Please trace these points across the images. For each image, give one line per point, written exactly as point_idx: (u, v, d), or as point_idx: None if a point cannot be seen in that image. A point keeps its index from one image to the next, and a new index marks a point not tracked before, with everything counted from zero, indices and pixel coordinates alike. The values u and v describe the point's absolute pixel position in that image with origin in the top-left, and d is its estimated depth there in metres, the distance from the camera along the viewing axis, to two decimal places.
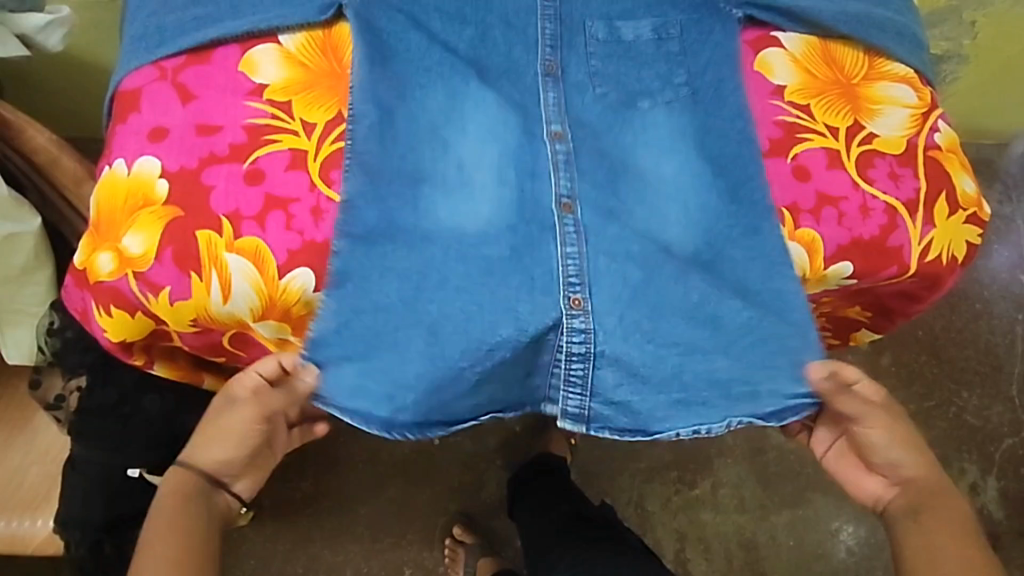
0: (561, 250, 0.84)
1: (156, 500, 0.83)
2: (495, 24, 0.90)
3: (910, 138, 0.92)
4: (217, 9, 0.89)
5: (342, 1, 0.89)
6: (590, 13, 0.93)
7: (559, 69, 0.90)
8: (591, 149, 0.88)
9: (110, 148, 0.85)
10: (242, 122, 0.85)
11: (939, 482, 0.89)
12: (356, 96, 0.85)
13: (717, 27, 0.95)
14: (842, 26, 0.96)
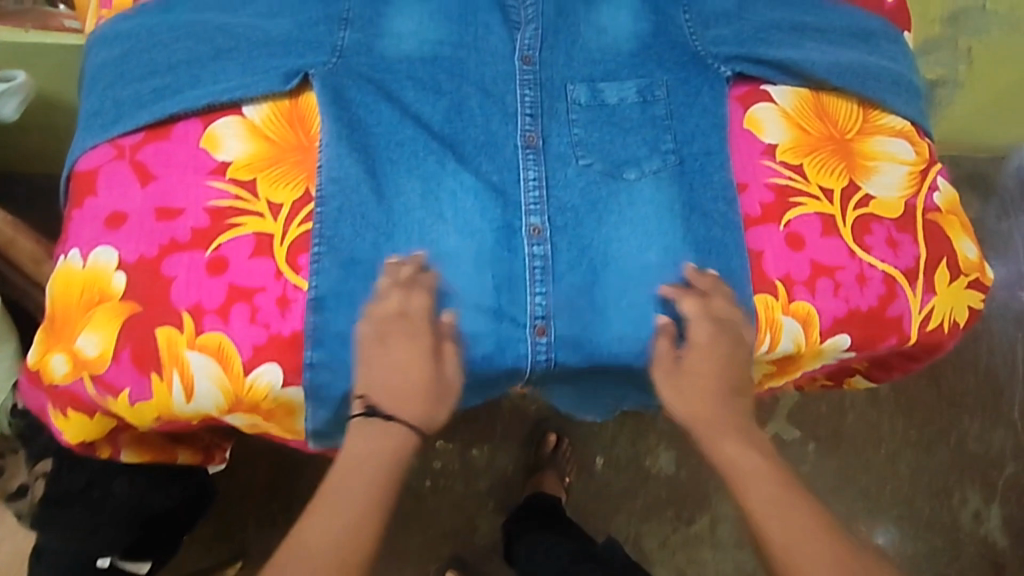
0: (532, 354, 0.80)
1: (374, 433, 0.76)
2: (472, 93, 0.88)
3: (908, 200, 0.88)
4: (176, 79, 0.85)
5: (308, 70, 0.86)
6: (571, 77, 0.91)
7: (539, 141, 0.87)
8: (570, 234, 0.83)
9: (65, 234, 0.81)
10: (204, 205, 0.80)
11: (724, 422, 0.81)
12: (324, 174, 0.82)
13: (704, 87, 0.91)
14: (836, 79, 0.91)
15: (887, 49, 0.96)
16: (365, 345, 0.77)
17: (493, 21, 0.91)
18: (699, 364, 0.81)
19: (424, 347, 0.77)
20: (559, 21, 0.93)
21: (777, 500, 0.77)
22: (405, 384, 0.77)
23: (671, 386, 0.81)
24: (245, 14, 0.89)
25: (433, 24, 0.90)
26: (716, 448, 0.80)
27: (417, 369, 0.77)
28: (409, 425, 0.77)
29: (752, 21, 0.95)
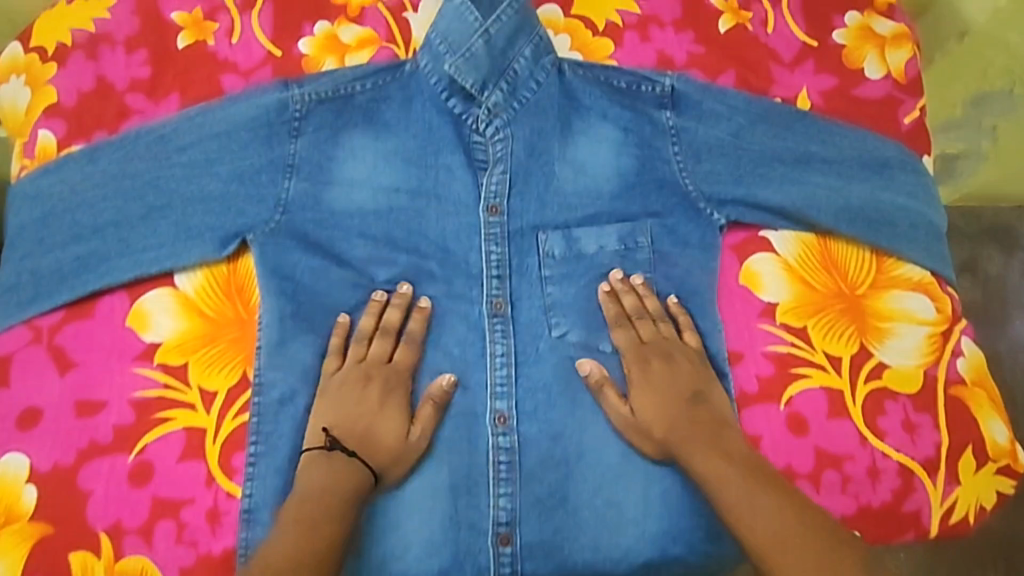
0: (495, 558, 0.73)
1: (334, 470, 0.69)
2: (430, 252, 0.82)
3: (926, 370, 0.78)
4: (103, 244, 0.78)
5: (245, 235, 0.78)
6: (544, 224, 0.85)
7: (507, 307, 0.81)
8: (541, 420, 0.77)
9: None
10: (128, 395, 0.72)
11: (674, 420, 0.73)
12: (262, 357, 0.74)
13: (693, 233, 0.84)
14: (845, 226, 0.82)
15: (904, 184, 0.86)
16: (327, 386, 0.74)
17: (456, 164, 0.86)
18: (656, 371, 0.76)
19: (398, 402, 0.74)
20: (529, 162, 0.86)
21: (770, 506, 0.66)
22: (363, 430, 0.72)
23: (640, 390, 0.75)
24: (181, 165, 0.81)
25: (389, 167, 0.84)
26: (688, 453, 0.71)
27: (374, 412, 0.73)
28: (372, 471, 0.70)
29: (750, 153, 0.85)
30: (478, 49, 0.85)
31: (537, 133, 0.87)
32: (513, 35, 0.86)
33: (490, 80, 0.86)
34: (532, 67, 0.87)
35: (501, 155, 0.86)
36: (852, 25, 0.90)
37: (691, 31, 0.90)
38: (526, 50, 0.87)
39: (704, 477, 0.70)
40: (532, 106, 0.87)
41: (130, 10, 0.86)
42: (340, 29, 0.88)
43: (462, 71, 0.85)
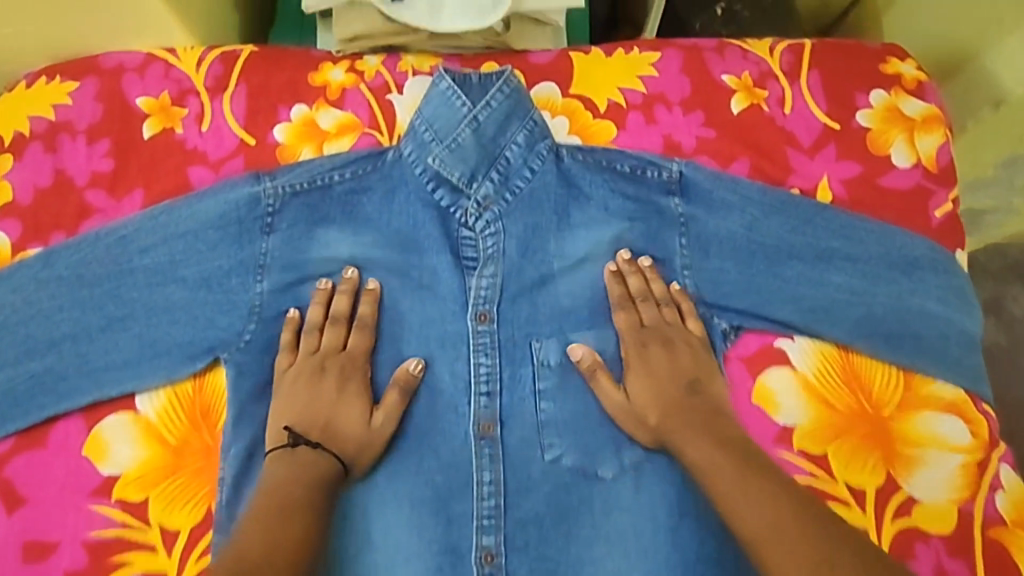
0: None
1: (304, 463, 0.68)
2: (415, 363, 0.76)
3: (960, 506, 0.71)
4: (60, 360, 0.73)
5: (216, 352, 0.73)
6: (538, 330, 0.78)
7: (496, 428, 0.75)
8: (532, 555, 0.72)
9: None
10: (83, 537, 0.69)
11: (673, 404, 0.72)
12: (225, 491, 0.70)
13: (698, 339, 0.76)
14: (864, 341, 0.76)
15: (934, 289, 0.78)
16: (281, 383, 0.73)
17: (442, 265, 0.79)
18: (655, 356, 0.75)
19: (355, 389, 0.74)
20: (522, 262, 0.79)
21: (766, 494, 0.63)
22: (323, 421, 0.72)
23: (638, 376, 0.75)
24: (142, 270, 0.75)
25: (369, 268, 0.78)
26: (682, 441, 0.70)
27: (332, 402, 0.73)
28: (337, 456, 0.70)
29: (765, 248, 0.78)
30: (465, 139, 0.78)
31: (532, 228, 0.79)
32: (504, 120, 0.79)
33: (478, 170, 0.79)
34: (525, 154, 0.79)
35: (490, 255, 0.79)
36: (879, 105, 0.82)
37: (701, 111, 0.83)
38: (518, 136, 0.79)
39: (697, 463, 0.68)
40: (526, 197, 0.79)
41: (92, 95, 0.80)
42: (319, 114, 0.82)
43: (447, 163, 0.78)
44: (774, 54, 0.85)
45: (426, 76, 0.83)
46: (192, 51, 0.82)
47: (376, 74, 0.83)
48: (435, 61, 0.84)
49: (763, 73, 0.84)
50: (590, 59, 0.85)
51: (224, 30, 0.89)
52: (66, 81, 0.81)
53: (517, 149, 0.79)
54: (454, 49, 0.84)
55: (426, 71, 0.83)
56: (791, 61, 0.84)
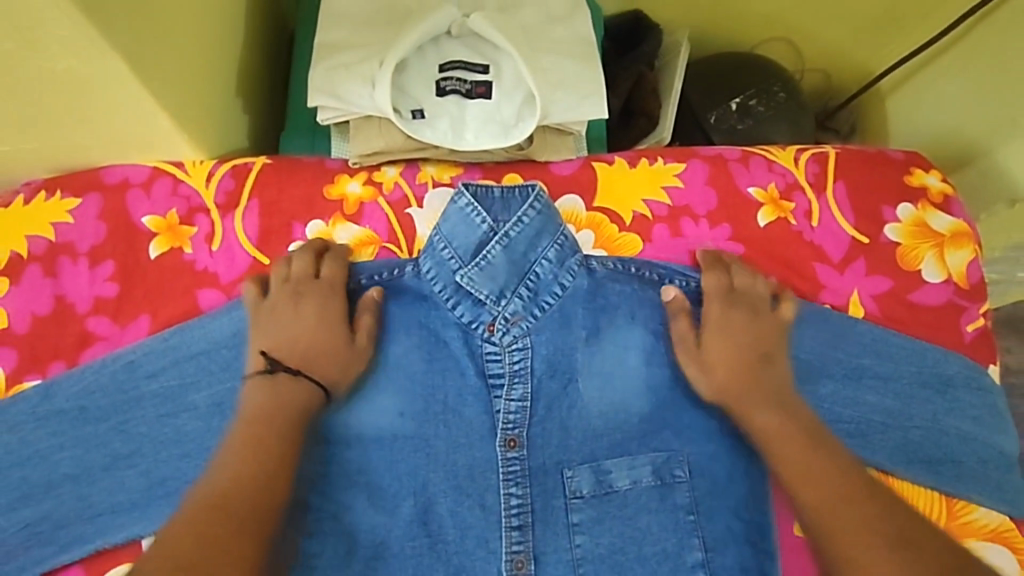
0: None
1: (276, 396, 0.67)
2: (442, 494, 0.70)
3: None
4: (57, 506, 0.67)
5: None
6: (570, 456, 0.72)
7: (530, 566, 0.68)
8: None
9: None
10: None
11: (747, 365, 0.73)
12: None
13: (738, 464, 0.73)
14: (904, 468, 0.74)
15: (965, 401, 0.77)
16: (259, 314, 0.72)
17: (467, 387, 0.73)
18: (738, 320, 0.75)
19: (334, 313, 0.72)
20: (550, 380, 0.74)
21: (830, 471, 0.66)
22: (308, 345, 0.70)
23: (715, 335, 0.74)
24: (149, 399, 0.70)
25: (392, 390, 0.72)
26: (754, 403, 0.71)
27: (313, 330, 0.71)
28: (318, 382, 0.69)
29: (801, 369, 0.75)
30: (493, 257, 0.75)
31: (563, 341, 0.75)
32: (535, 236, 0.76)
33: (508, 288, 0.75)
34: (556, 269, 0.76)
35: (515, 369, 0.74)
36: (907, 218, 0.82)
37: (727, 225, 0.82)
38: (550, 250, 0.76)
39: (767, 427, 0.70)
40: (556, 313, 0.75)
41: (95, 213, 0.76)
42: (335, 230, 0.78)
43: (477, 280, 0.75)
44: (798, 165, 0.85)
45: (446, 188, 0.81)
46: (202, 166, 0.79)
47: (394, 186, 0.80)
48: (455, 171, 0.82)
49: (789, 185, 0.84)
50: (611, 169, 0.84)
51: (231, 135, 0.85)
52: (67, 197, 0.77)
53: (547, 264, 0.76)
54: (475, 159, 0.82)
55: (447, 182, 0.81)
56: (816, 172, 0.84)
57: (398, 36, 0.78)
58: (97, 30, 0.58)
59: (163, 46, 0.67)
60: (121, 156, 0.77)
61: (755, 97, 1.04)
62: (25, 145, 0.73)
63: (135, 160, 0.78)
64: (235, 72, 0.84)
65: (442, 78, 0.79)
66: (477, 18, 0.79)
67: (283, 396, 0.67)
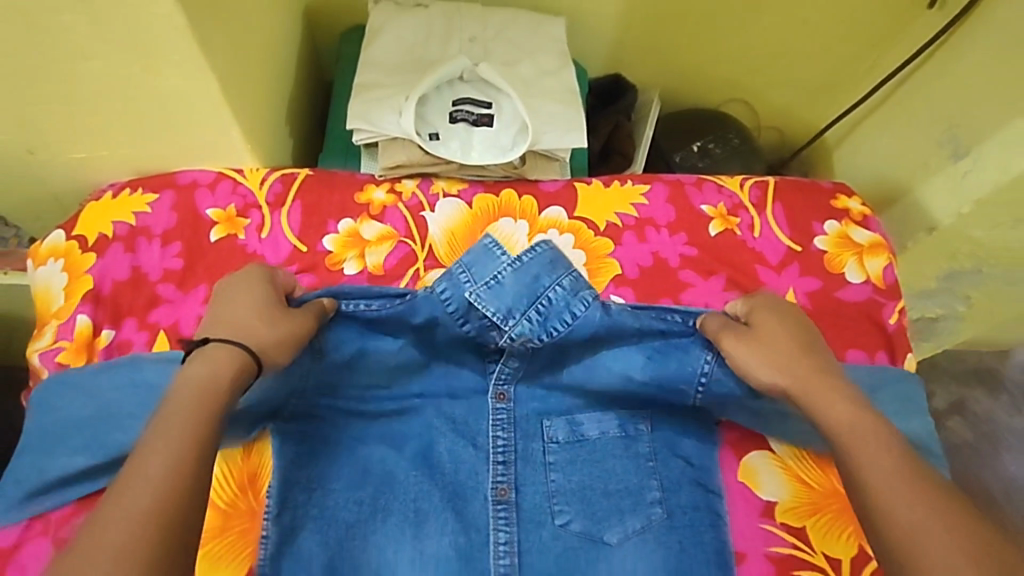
0: None
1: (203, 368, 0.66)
2: (442, 434, 0.83)
3: None
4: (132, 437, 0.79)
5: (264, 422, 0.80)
6: (548, 410, 0.85)
7: (512, 494, 0.80)
8: None
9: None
10: None
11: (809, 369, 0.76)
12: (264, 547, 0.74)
13: (691, 424, 0.85)
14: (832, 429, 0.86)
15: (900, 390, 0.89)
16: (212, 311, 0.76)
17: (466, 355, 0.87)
18: (772, 332, 0.79)
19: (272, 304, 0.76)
20: None
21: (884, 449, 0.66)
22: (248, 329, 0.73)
23: (761, 342, 0.78)
24: None
25: None
26: (818, 400, 0.72)
27: (253, 313, 0.74)
28: (245, 348, 0.70)
29: None
30: (504, 281, 0.79)
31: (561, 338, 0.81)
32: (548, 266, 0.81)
33: (517, 309, 0.80)
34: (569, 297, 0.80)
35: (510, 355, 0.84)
36: (833, 233, 1.00)
37: (685, 233, 1.00)
38: (565, 279, 0.80)
39: (840, 422, 0.70)
40: (563, 336, 0.82)
41: (169, 206, 0.94)
42: (362, 226, 0.96)
43: (484, 298, 0.79)
44: (743, 189, 1.03)
45: (454, 198, 0.98)
46: (257, 172, 0.97)
47: (411, 195, 0.98)
48: (461, 185, 0.99)
49: (735, 204, 1.02)
50: (589, 188, 1.02)
51: (278, 153, 1.05)
52: (146, 193, 0.95)
53: (559, 293, 0.80)
54: (479, 177, 1.01)
55: (455, 193, 0.99)
56: (758, 195, 1.03)
57: (420, 78, 0.99)
58: (186, 59, 0.78)
59: (236, 76, 0.88)
60: (194, 162, 0.97)
61: (713, 142, 1.26)
62: (123, 148, 0.94)
63: (206, 166, 0.97)
64: (288, 102, 1.06)
65: (454, 109, 0.99)
66: (483, 67, 1.00)
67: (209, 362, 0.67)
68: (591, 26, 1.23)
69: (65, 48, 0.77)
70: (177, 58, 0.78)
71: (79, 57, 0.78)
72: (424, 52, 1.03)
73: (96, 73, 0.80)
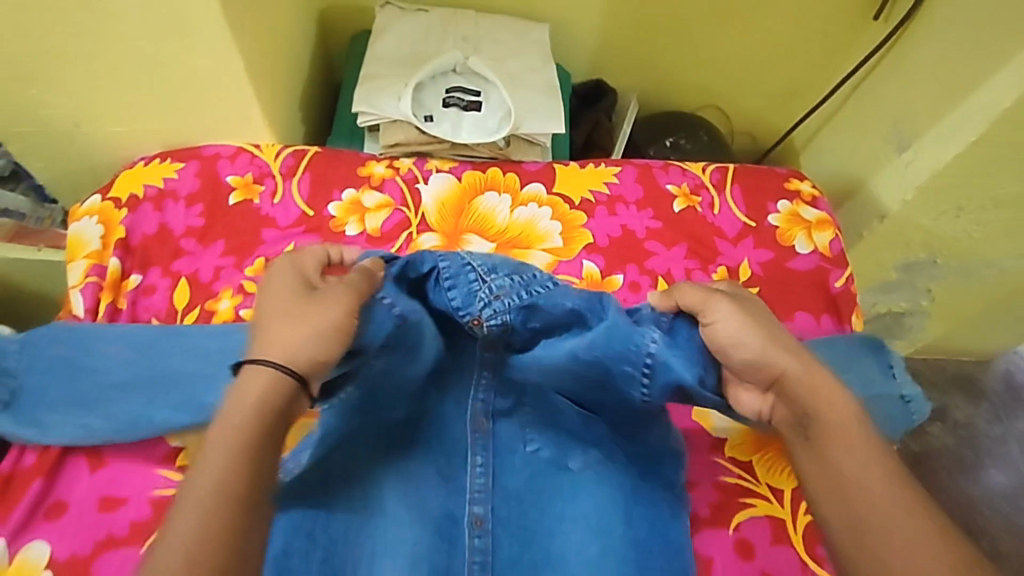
0: None
1: (247, 392, 0.67)
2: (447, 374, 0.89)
3: None
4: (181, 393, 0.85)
5: None
6: None
7: (488, 423, 0.89)
8: (515, 526, 0.86)
9: (55, 517, 0.82)
10: (147, 494, 0.84)
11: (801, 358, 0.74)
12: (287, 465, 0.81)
13: None
14: None
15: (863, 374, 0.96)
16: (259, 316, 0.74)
17: None
18: (765, 320, 0.78)
19: (308, 305, 0.72)
20: None
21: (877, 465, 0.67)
22: (284, 343, 0.69)
23: (751, 323, 0.76)
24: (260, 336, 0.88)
25: None
26: (806, 392, 0.72)
27: (291, 324, 0.71)
28: (295, 376, 0.69)
29: None
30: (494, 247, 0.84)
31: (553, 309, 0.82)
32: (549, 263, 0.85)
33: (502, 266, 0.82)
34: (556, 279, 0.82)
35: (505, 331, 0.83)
36: (785, 211, 1.11)
37: (651, 209, 1.11)
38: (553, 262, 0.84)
39: (833, 419, 0.70)
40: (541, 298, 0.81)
41: (193, 173, 1.06)
42: (363, 195, 1.08)
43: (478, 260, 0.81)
44: (704, 173, 1.15)
45: (446, 173, 1.10)
46: (272, 147, 1.09)
47: (408, 171, 1.10)
48: (452, 164, 1.12)
49: (697, 185, 1.14)
50: (567, 169, 1.14)
51: (291, 134, 1.18)
52: (174, 162, 1.08)
53: (541, 271, 0.81)
54: (468, 158, 1.13)
55: (446, 170, 1.11)
56: (718, 177, 1.15)
57: (418, 69, 1.13)
58: (215, 37, 0.92)
59: (258, 59, 1.01)
60: (218, 137, 1.10)
61: (684, 138, 1.39)
62: (156, 122, 1.07)
63: (228, 141, 1.10)
64: (299, 89, 1.20)
65: (447, 96, 1.13)
66: (473, 60, 1.14)
67: (250, 389, 0.67)
68: (575, 34, 1.38)
69: (117, 27, 0.91)
70: (209, 37, 0.92)
71: (128, 36, 0.92)
72: (423, 47, 1.17)
73: (139, 50, 0.94)
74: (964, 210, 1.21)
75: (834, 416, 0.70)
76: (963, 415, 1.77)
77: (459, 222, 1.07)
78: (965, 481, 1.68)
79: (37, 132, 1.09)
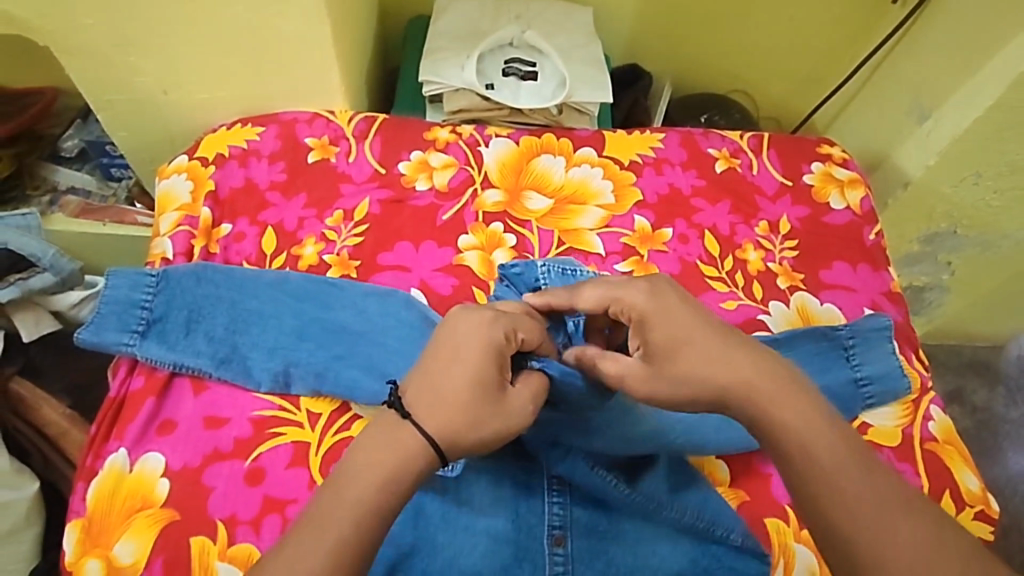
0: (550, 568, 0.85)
1: (395, 454, 0.70)
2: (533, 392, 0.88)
3: (904, 428, 0.98)
4: (317, 360, 0.93)
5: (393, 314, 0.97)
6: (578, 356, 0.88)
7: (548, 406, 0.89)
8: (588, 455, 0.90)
9: (166, 432, 0.90)
10: (248, 414, 0.91)
11: (742, 387, 0.74)
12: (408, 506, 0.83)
13: None
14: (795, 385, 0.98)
15: (818, 358, 1.00)
16: (428, 366, 0.75)
17: None
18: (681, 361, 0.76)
19: (483, 401, 0.74)
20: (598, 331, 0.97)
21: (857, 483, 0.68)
22: (442, 419, 0.72)
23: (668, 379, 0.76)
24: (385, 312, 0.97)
25: None
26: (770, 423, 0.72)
27: (459, 411, 0.73)
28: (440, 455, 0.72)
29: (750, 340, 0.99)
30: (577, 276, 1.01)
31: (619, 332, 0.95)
32: None
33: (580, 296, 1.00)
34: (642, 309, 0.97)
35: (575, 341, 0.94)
36: (819, 171, 1.20)
37: (695, 170, 1.19)
38: None
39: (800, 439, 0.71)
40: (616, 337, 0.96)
41: (274, 135, 1.15)
42: (430, 156, 1.16)
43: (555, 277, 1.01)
44: (742, 139, 1.24)
45: (505, 137, 1.19)
46: (345, 113, 1.18)
47: (470, 135, 1.19)
48: (507, 130, 1.20)
49: (735, 149, 1.22)
50: (615, 135, 1.22)
51: (358, 104, 1.27)
52: (253, 126, 1.16)
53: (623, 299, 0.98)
54: (524, 125, 1.22)
55: (503, 135, 1.20)
56: (755, 143, 1.23)
57: (478, 44, 1.24)
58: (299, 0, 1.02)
59: (337, 28, 1.11)
60: (295, 104, 1.19)
61: (718, 115, 1.49)
62: (237, 91, 1.16)
63: (306, 107, 1.19)
64: (364, 65, 1.30)
65: (506, 67, 1.23)
66: (529, 35, 1.25)
67: (399, 454, 0.70)
68: (615, 19, 1.49)
69: None
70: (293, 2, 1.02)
71: (225, 3, 1.02)
72: (480, 23, 1.27)
73: (229, 15, 1.03)
74: (982, 176, 1.29)
75: (798, 438, 0.71)
76: (982, 400, 1.82)
77: (519, 181, 1.15)
78: (985, 459, 1.73)
79: (126, 99, 1.19)
